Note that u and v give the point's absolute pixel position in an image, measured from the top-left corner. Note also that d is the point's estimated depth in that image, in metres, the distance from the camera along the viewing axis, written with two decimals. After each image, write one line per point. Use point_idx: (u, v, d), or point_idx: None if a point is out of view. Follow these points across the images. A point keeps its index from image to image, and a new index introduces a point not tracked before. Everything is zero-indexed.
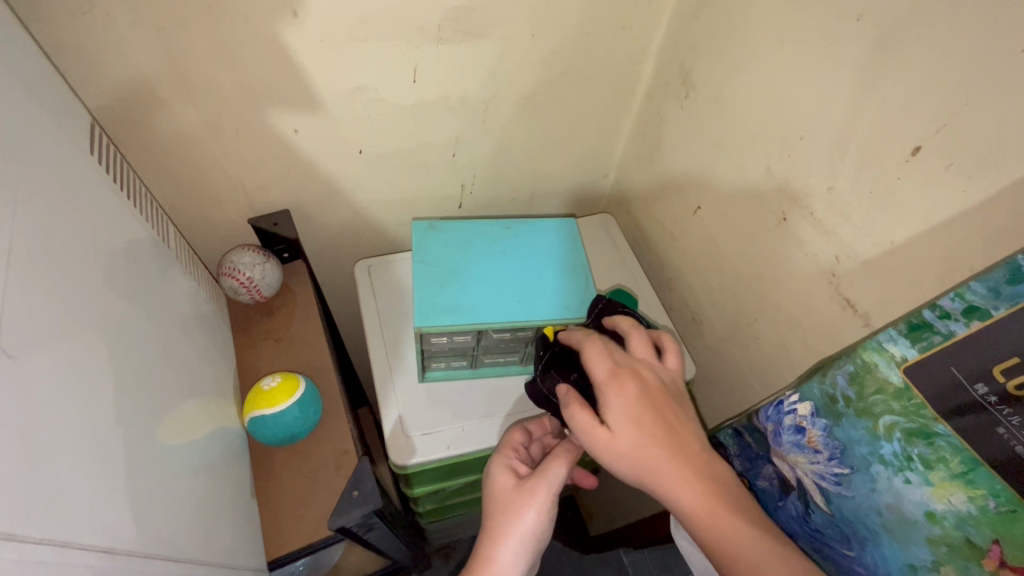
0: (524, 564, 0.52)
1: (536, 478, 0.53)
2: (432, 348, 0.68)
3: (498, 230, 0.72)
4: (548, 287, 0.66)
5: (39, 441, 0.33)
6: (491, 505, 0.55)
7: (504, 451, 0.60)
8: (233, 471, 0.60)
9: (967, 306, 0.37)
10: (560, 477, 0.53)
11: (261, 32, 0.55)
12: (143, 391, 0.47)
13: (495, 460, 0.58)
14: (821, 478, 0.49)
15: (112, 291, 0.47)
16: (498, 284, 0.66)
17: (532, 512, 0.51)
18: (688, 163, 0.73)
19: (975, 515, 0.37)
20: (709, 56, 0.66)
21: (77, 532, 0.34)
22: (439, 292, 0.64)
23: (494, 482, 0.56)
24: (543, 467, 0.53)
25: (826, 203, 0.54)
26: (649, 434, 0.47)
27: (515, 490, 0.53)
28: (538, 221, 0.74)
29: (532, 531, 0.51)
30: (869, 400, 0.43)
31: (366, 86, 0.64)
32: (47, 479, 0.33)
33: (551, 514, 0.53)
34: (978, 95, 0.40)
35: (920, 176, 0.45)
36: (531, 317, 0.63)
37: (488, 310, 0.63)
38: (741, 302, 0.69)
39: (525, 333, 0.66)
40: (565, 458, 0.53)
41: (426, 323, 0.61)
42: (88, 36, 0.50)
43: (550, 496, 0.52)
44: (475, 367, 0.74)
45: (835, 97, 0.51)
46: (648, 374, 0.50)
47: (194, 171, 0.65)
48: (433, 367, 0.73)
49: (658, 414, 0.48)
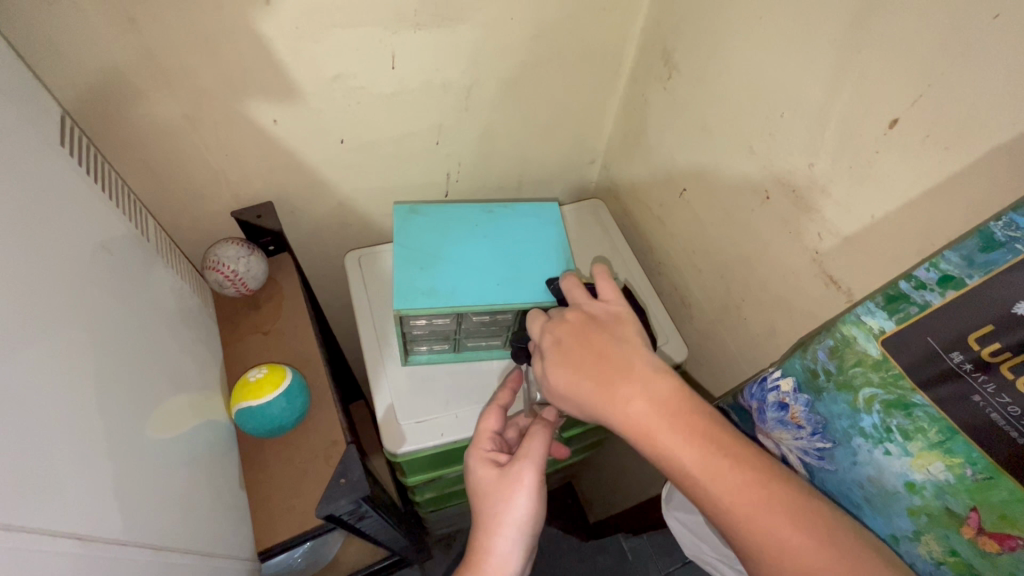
0: (522, 554, 0.52)
1: (517, 463, 0.53)
2: (414, 330, 0.68)
3: (482, 215, 0.72)
4: (530, 268, 0.66)
5: (16, 429, 0.33)
6: (479, 501, 0.54)
7: (479, 441, 0.58)
8: (222, 462, 0.60)
9: (942, 276, 0.36)
10: (540, 453, 0.53)
11: (235, 20, 0.55)
12: (126, 384, 0.47)
13: (472, 454, 0.57)
14: (805, 454, 0.49)
15: (92, 284, 0.47)
16: (476, 266, 0.66)
17: (521, 500, 0.52)
18: (673, 145, 0.73)
19: (953, 483, 0.38)
20: (690, 35, 0.65)
21: (57, 518, 0.34)
22: (417, 276, 0.64)
23: (476, 477, 0.56)
24: (523, 450, 0.54)
25: (807, 180, 0.54)
26: (572, 363, 0.49)
27: (500, 483, 0.53)
28: (526, 207, 0.74)
29: (525, 518, 0.52)
30: (849, 373, 0.43)
31: (345, 74, 0.63)
32: (26, 466, 0.33)
33: (541, 497, 0.53)
34: (953, 64, 0.40)
35: (898, 148, 0.45)
36: (512, 300, 0.63)
37: (467, 292, 0.63)
38: (728, 283, 0.69)
39: (506, 316, 0.66)
40: (541, 439, 0.54)
41: (405, 305, 0.61)
42: (58, 30, 0.49)
43: (536, 478, 0.53)
44: (458, 352, 0.74)
45: (813, 72, 0.51)
46: (575, 313, 0.52)
47: (175, 164, 0.65)
48: (416, 352, 0.73)
49: (585, 344, 0.49)
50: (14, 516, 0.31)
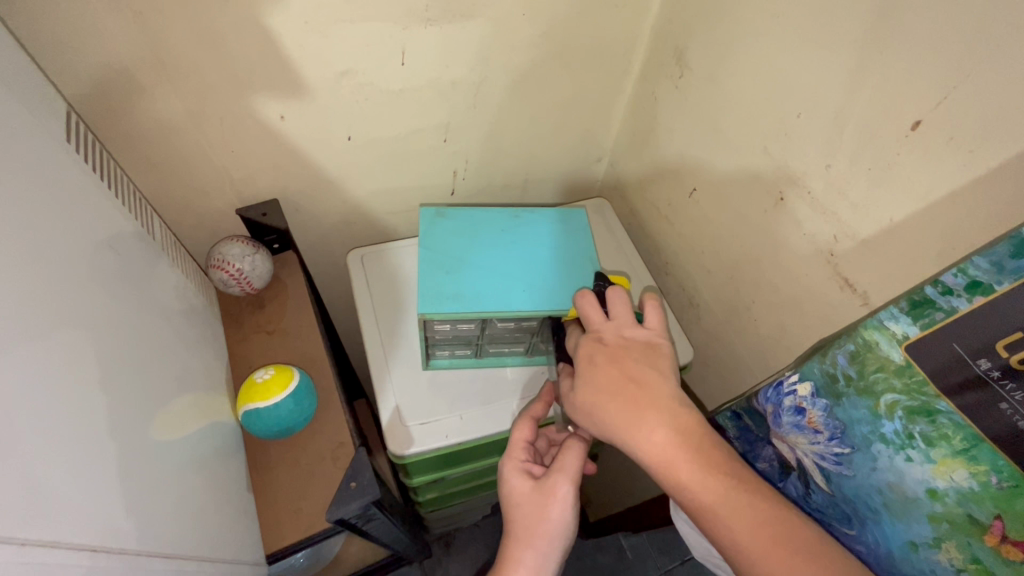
0: (555, 564, 0.52)
1: (553, 477, 0.52)
2: (436, 335, 0.68)
3: (506, 219, 0.71)
4: (556, 274, 0.65)
5: (10, 438, 0.31)
6: (511, 511, 0.54)
7: (512, 451, 0.57)
8: (227, 464, 0.59)
9: (970, 282, 0.36)
10: (576, 469, 0.52)
11: (243, 14, 0.53)
12: (133, 387, 0.46)
13: (506, 463, 0.56)
14: (821, 458, 0.49)
15: (97, 285, 0.45)
16: (501, 271, 0.65)
17: (556, 512, 0.51)
18: (683, 144, 0.72)
19: (977, 491, 0.37)
20: (703, 34, 0.64)
21: (54, 532, 0.33)
22: (442, 280, 0.63)
23: (509, 486, 0.55)
24: (558, 464, 0.53)
25: (823, 182, 0.53)
26: (602, 383, 0.48)
27: (534, 495, 0.52)
28: (544, 210, 0.73)
29: (560, 531, 0.51)
30: (870, 379, 0.43)
31: (354, 70, 0.62)
32: (18, 476, 0.31)
33: (575, 508, 0.53)
34: (981, 66, 0.39)
35: (920, 151, 0.44)
36: (539, 306, 0.62)
37: (492, 298, 0.62)
38: (739, 285, 0.69)
39: (529, 322, 0.66)
40: (579, 453, 0.53)
41: (430, 310, 0.60)
42: (63, 23, 0.48)
43: (572, 491, 0.52)
44: (480, 357, 0.73)
45: (832, 73, 0.50)
46: (609, 336, 0.51)
47: (179, 160, 0.64)
48: (438, 356, 0.73)
49: (618, 368, 0.48)
50: (5, 531, 0.29)
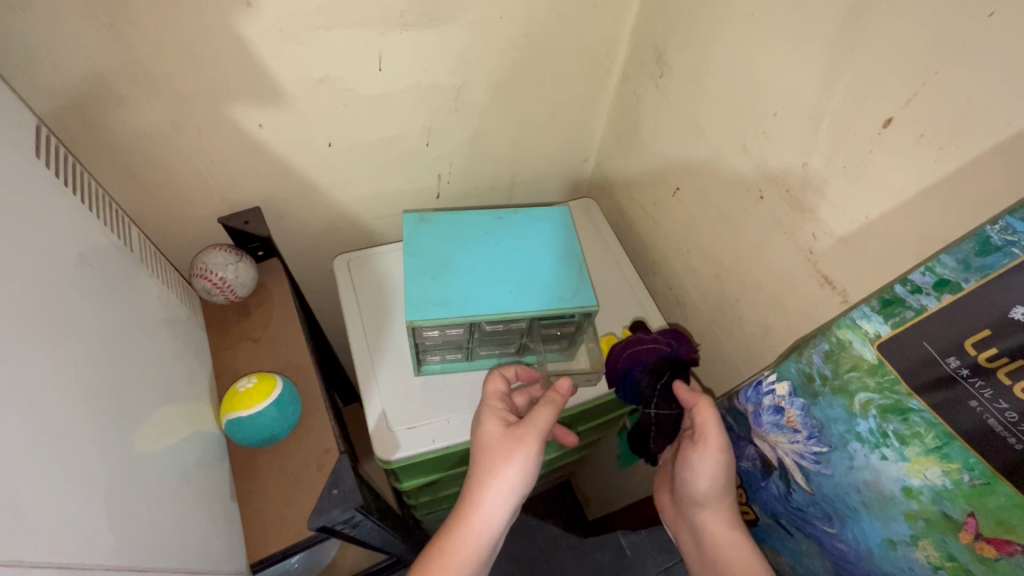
0: (509, 508, 0.53)
1: (526, 426, 0.54)
2: (425, 341, 0.68)
3: (492, 221, 0.71)
4: (542, 275, 0.66)
5: None
6: (476, 453, 0.55)
7: (489, 401, 0.59)
8: (212, 473, 0.60)
9: (938, 280, 0.36)
10: (546, 424, 0.54)
11: (218, 22, 0.53)
12: (116, 397, 0.47)
13: (482, 410, 0.57)
14: (801, 457, 0.49)
15: (79, 298, 0.46)
16: (487, 274, 0.65)
17: (521, 459, 0.52)
18: (666, 143, 0.72)
19: (950, 488, 0.37)
20: (682, 34, 0.64)
21: (42, 540, 0.33)
22: (428, 286, 0.63)
23: (480, 430, 0.56)
24: (533, 416, 0.55)
25: (801, 179, 0.53)
26: None
27: (503, 440, 0.54)
28: (529, 211, 0.73)
29: (520, 479, 0.52)
30: (845, 378, 0.43)
31: (332, 76, 0.62)
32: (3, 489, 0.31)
33: (540, 461, 0.54)
34: (950, 62, 0.39)
35: (893, 148, 0.44)
36: (526, 308, 0.62)
37: (479, 301, 0.62)
38: (724, 284, 0.69)
39: (518, 324, 0.66)
40: (552, 406, 0.55)
41: (418, 316, 0.61)
42: (34, 38, 0.48)
43: (539, 443, 0.54)
44: (472, 360, 0.74)
45: (807, 71, 0.50)
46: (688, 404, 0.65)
47: (160, 170, 0.64)
48: (430, 360, 0.73)
49: None
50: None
